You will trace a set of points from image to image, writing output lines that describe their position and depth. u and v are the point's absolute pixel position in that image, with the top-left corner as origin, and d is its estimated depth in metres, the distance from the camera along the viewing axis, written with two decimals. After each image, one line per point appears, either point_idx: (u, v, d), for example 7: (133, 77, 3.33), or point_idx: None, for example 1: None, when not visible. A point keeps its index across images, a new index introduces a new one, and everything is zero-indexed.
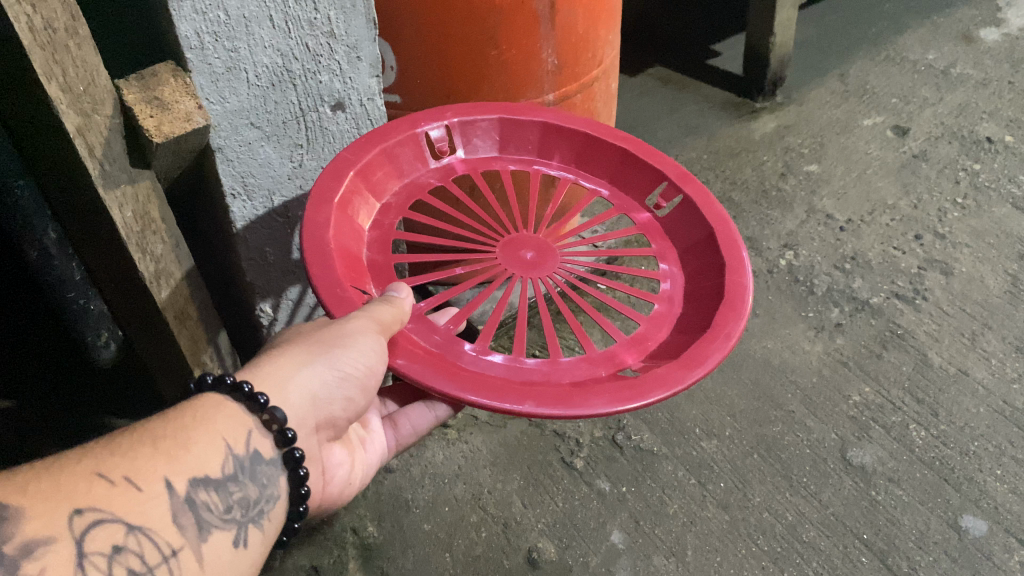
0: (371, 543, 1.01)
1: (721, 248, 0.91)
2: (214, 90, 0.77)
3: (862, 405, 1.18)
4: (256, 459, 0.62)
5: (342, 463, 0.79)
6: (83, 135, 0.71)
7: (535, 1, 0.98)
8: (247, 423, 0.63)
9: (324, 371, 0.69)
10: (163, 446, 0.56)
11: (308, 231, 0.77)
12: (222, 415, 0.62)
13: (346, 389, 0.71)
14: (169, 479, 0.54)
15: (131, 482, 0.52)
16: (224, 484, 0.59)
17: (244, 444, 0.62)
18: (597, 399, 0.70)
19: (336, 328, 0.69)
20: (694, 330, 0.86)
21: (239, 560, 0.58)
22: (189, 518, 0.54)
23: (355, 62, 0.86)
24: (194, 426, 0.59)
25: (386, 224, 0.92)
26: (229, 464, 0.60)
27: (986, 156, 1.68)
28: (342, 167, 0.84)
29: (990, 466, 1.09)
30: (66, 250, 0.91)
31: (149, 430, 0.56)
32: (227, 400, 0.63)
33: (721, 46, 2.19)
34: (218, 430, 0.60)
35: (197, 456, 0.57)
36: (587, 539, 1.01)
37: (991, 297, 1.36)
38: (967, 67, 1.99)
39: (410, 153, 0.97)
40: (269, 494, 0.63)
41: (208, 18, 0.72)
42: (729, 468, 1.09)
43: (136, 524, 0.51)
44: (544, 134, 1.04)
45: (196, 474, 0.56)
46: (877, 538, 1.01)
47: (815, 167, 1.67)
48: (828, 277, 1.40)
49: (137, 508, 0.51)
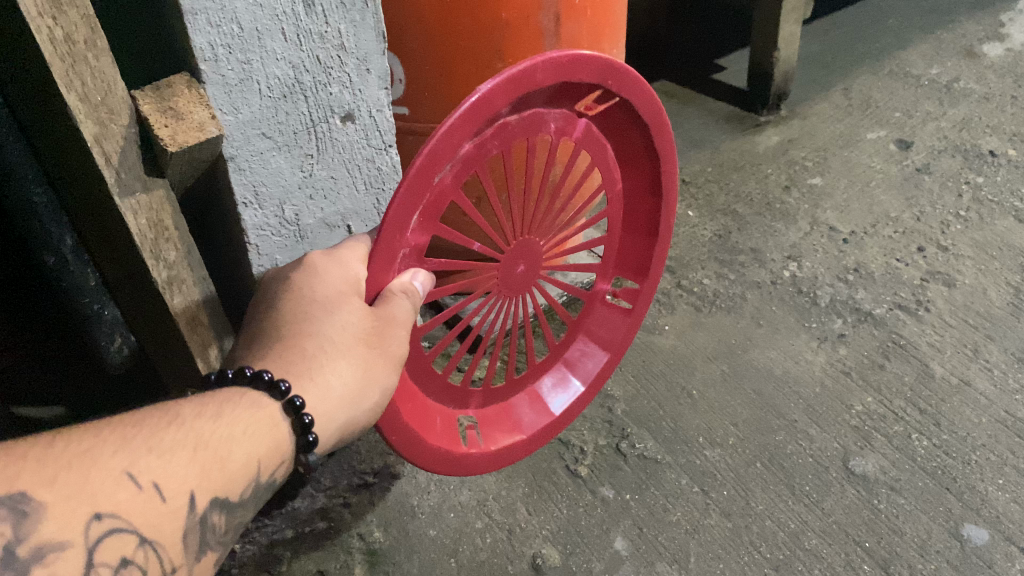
0: (377, 548, 1.02)
1: (593, 381, 1.10)
2: (227, 101, 0.79)
3: (865, 415, 1.19)
4: (268, 486, 0.64)
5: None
6: (100, 144, 0.73)
7: (539, 17, 1.00)
8: (284, 453, 0.65)
9: (365, 405, 0.71)
10: (202, 456, 0.57)
11: (440, 135, 0.71)
12: (269, 436, 0.64)
13: (352, 437, 0.73)
14: (194, 493, 0.55)
15: (157, 491, 0.53)
16: (234, 507, 0.60)
17: (268, 472, 0.64)
18: (428, 459, 0.91)
19: (385, 376, 0.73)
20: (529, 413, 1.07)
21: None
22: (193, 537, 0.56)
23: (365, 75, 0.88)
24: (237, 441, 0.61)
25: (484, 149, 0.81)
26: (247, 491, 0.61)
27: (988, 170, 1.69)
28: (507, 94, 0.75)
29: (992, 476, 1.10)
30: (81, 257, 0.94)
31: (198, 434, 0.58)
32: (282, 418, 0.65)
33: (726, 61, 2.21)
34: (256, 453, 0.62)
35: (228, 475, 0.59)
36: (591, 546, 1.02)
37: (993, 309, 1.36)
38: (969, 82, 2.00)
39: (567, 90, 0.86)
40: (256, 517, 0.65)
41: (221, 31, 0.75)
42: (731, 477, 1.10)
43: (147, 538, 0.52)
44: (646, 161, 0.99)
45: (218, 494, 0.58)
46: (879, 546, 1.02)
47: (818, 180, 1.69)
48: (831, 288, 1.42)
49: (155, 520, 0.53)
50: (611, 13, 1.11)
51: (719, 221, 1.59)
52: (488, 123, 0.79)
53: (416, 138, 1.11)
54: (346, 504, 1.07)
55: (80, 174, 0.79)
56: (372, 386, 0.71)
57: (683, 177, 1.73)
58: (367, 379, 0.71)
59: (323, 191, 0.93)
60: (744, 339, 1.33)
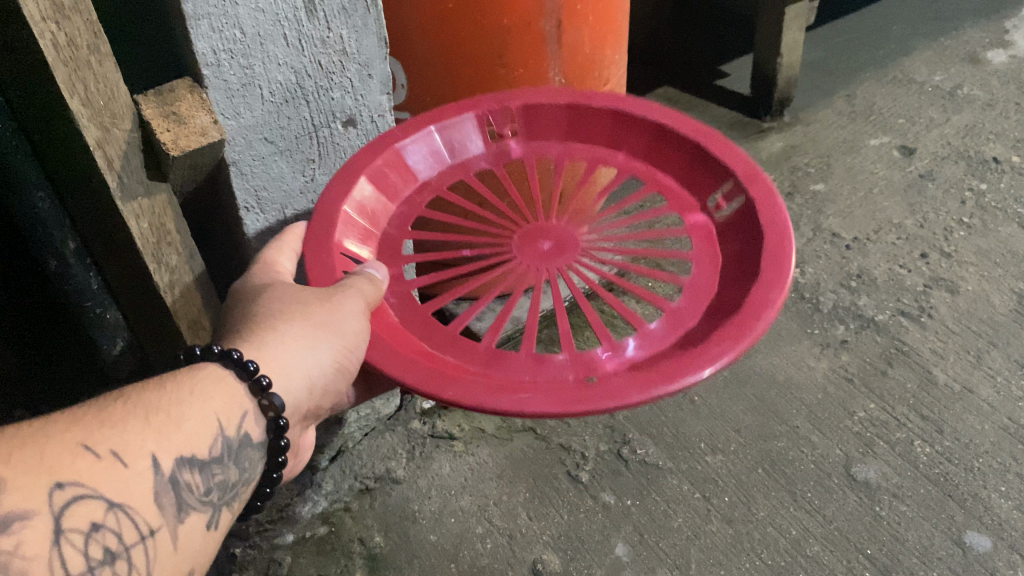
0: (377, 553, 1.02)
1: (749, 265, 0.87)
2: (229, 106, 0.79)
3: (867, 421, 1.19)
4: (242, 439, 0.65)
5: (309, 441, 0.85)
6: (102, 148, 0.74)
7: (542, 23, 1.00)
8: (243, 403, 0.65)
9: (322, 352, 0.71)
10: (155, 420, 0.58)
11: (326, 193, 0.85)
12: (221, 392, 0.64)
13: (331, 381, 0.73)
14: (156, 456, 0.56)
15: (115, 457, 0.54)
16: (209, 465, 0.61)
17: (235, 427, 0.64)
18: (538, 400, 0.70)
19: (339, 311, 0.72)
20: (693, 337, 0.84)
21: (211, 540, 0.61)
22: (169, 497, 0.57)
23: (366, 80, 0.89)
24: (191, 401, 0.61)
25: (416, 203, 0.97)
26: (217, 446, 0.62)
27: (992, 176, 1.69)
28: (382, 143, 0.92)
29: (995, 483, 1.10)
30: (84, 260, 0.94)
31: (144, 403, 0.58)
32: (229, 374, 0.65)
33: (729, 67, 2.21)
34: (213, 408, 0.62)
35: (187, 433, 0.59)
36: (591, 551, 1.02)
37: (997, 316, 1.36)
38: (973, 88, 2.00)
39: (464, 135, 1.01)
40: (247, 478, 0.65)
41: (224, 36, 0.75)
42: (733, 482, 1.10)
43: (116, 502, 0.53)
44: (607, 122, 1.04)
45: (183, 453, 0.58)
46: (881, 553, 1.01)
47: (822, 186, 1.69)
48: (834, 294, 1.41)
49: (121, 484, 0.53)
50: (614, 20, 1.12)
51: None
52: (405, 182, 0.97)
53: None
54: (347, 509, 1.08)
55: (83, 179, 0.79)
56: (324, 325, 0.71)
57: None
58: (315, 322, 0.71)
59: None
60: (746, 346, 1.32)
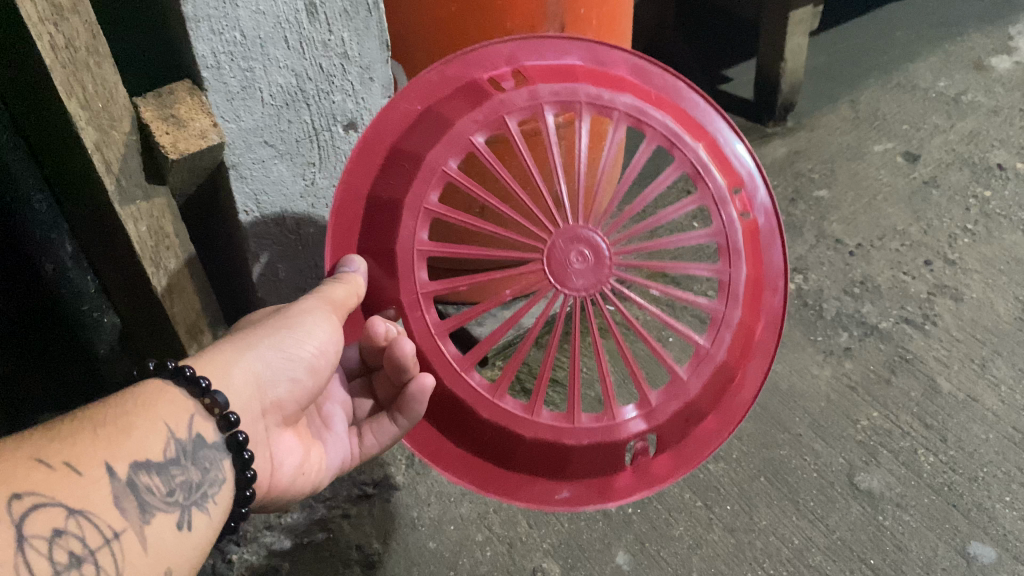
0: (375, 560, 1.01)
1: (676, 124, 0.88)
2: (229, 109, 0.79)
3: (870, 429, 1.18)
4: (197, 442, 0.66)
5: (291, 450, 0.79)
6: (100, 151, 0.73)
7: (545, 26, 1.00)
8: (188, 408, 0.66)
9: (270, 353, 0.73)
10: (104, 431, 0.60)
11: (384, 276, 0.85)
12: (165, 400, 0.65)
13: (297, 370, 0.74)
14: (109, 463, 0.58)
15: (71, 467, 0.56)
16: (165, 468, 0.62)
17: (186, 429, 0.65)
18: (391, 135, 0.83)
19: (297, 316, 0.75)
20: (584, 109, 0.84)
21: (184, 541, 0.62)
22: (130, 501, 0.58)
23: (369, 84, 0.87)
24: (136, 409, 0.63)
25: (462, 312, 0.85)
26: (171, 449, 0.63)
27: (996, 183, 1.68)
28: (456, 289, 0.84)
29: (999, 493, 1.09)
30: (81, 263, 0.95)
31: (90, 418, 0.60)
32: (167, 386, 0.66)
33: (732, 72, 2.21)
34: (160, 414, 0.64)
35: (137, 439, 0.61)
36: (592, 560, 1.01)
37: (1002, 324, 1.35)
38: (977, 95, 1.99)
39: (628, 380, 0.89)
40: (212, 478, 0.66)
41: (223, 38, 0.74)
42: (735, 491, 1.09)
43: (77, 509, 0.55)
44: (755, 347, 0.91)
45: (137, 458, 0.60)
46: (884, 564, 1.00)
47: (825, 193, 1.68)
48: (837, 301, 1.40)
49: (76, 491, 0.55)
50: (618, 24, 1.12)
51: None
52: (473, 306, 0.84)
53: None
54: (346, 515, 1.06)
55: (83, 185, 0.79)
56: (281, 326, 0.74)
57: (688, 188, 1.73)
58: (268, 327, 0.74)
59: (326, 200, 0.92)
60: None
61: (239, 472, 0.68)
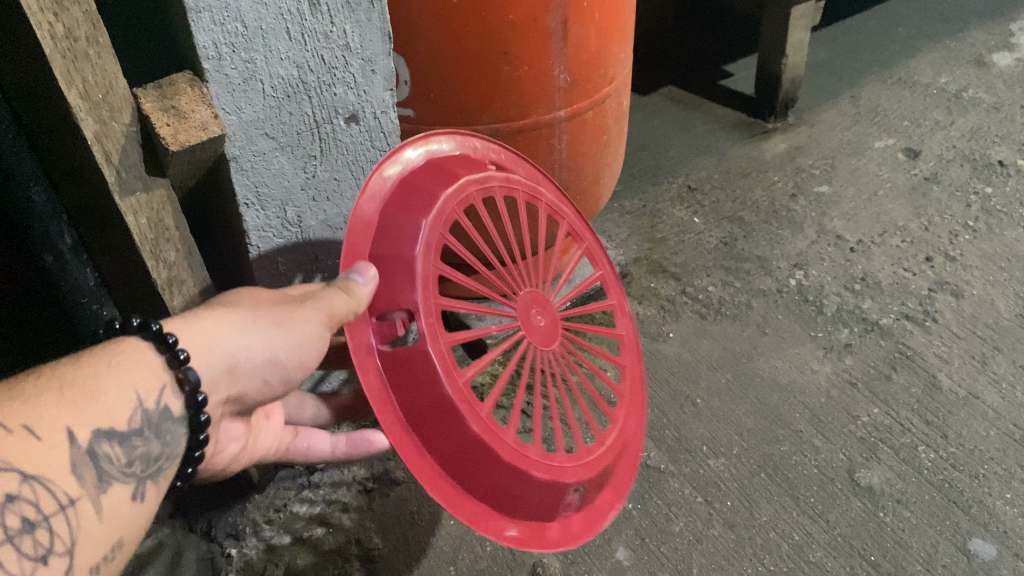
0: (375, 555, 1.01)
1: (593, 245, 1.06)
2: (230, 101, 0.78)
3: (871, 426, 1.18)
4: (161, 413, 0.65)
5: (234, 437, 0.81)
6: (100, 142, 0.72)
7: (547, 19, 0.99)
8: (161, 378, 0.65)
9: (257, 345, 0.71)
10: (69, 394, 0.58)
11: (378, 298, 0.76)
12: (139, 367, 0.64)
13: (270, 373, 0.73)
14: (71, 430, 0.57)
15: (30, 431, 0.54)
16: (127, 438, 0.61)
17: (155, 398, 0.64)
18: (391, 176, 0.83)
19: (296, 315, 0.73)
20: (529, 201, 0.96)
21: (135, 512, 0.62)
22: (87, 469, 0.58)
23: (370, 75, 0.87)
24: (104, 374, 0.61)
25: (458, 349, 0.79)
26: (136, 418, 0.62)
27: (997, 179, 1.68)
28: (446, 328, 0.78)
29: (999, 490, 1.08)
30: (81, 255, 0.94)
31: (58, 378, 0.58)
32: (148, 349, 0.65)
33: (733, 67, 2.20)
34: (131, 382, 0.63)
35: (103, 407, 0.60)
36: (592, 555, 1.01)
37: (1002, 321, 1.35)
38: (978, 91, 1.99)
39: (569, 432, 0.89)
40: (168, 451, 0.66)
41: (225, 29, 0.74)
42: (735, 487, 1.09)
43: (32, 474, 0.54)
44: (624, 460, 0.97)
45: (101, 426, 0.59)
46: (885, 560, 1.00)
47: (825, 188, 1.68)
48: (838, 296, 1.40)
49: (35, 457, 0.54)
50: (621, 17, 1.11)
51: (725, 229, 1.58)
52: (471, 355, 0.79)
53: None
54: (345, 509, 1.06)
55: (83, 176, 0.78)
56: (276, 320, 0.72)
57: (688, 184, 1.72)
58: (268, 316, 0.72)
59: (326, 193, 0.92)
60: (749, 348, 1.31)
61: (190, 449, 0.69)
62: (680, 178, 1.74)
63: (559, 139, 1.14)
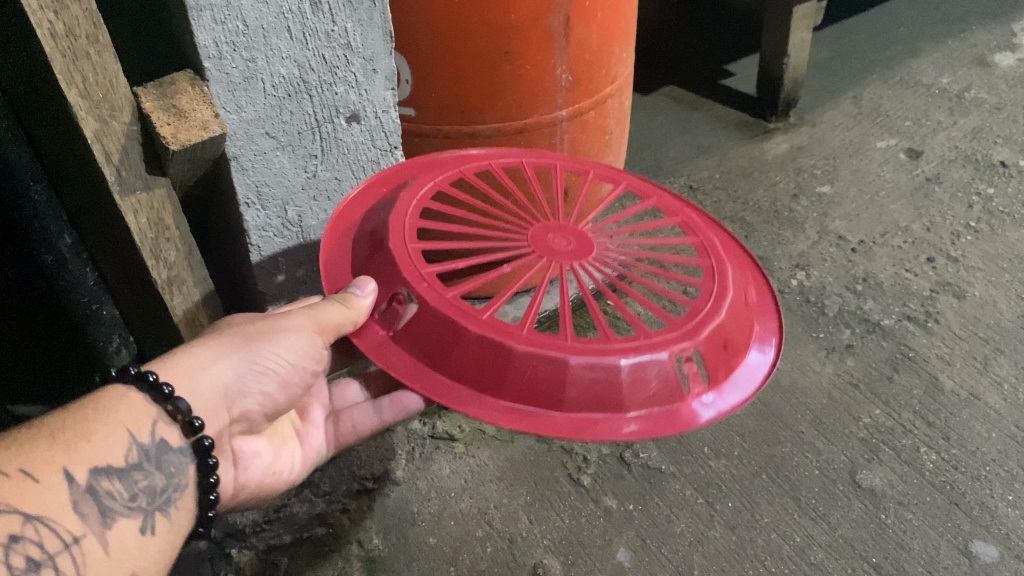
0: (375, 556, 1.00)
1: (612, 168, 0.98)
2: (231, 100, 0.78)
3: (873, 427, 1.17)
4: (160, 447, 0.65)
5: (256, 452, 0.79)
6: (100, 141, 0.72)
7: (549, 18, 0.99)
8: (150, 412, 0.65)
9: (241, 364, 0.71)
10: (62, 437, 0.58)
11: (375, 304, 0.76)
12: (127, 405, 0.64)
13: (268, 382, 0.73)
14: (68, 470, 0.57)
15: (27, 474, 0.54)
16: (126, 472, 0.62)
17: (149, 433, 0.64)
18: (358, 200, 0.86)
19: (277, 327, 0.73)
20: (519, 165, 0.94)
21: (146, 545, 0.62)
22: (90, 506, 0.57)
23: (371, 75, 0.87)
24: (94, 416, 0.62)
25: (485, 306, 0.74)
26: (133, 454, 0.63)
27: (999, 180, 1.68)
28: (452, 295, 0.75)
29: (1001, 492, 1.08)
30: (81, 255, 0.91)
31: (49, 424, 0.59)
32: (130, 389, 0.65)
33: (734, 67, 2.20)
34: (121, 420, 0.63)
35: (98, 446, 0.60)
36: (593, 556, 1.00)
37: (1004, 322, 1.35)
38: (980, 92, 1.99)
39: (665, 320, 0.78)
40: (176, 482, 0.66)
41: (226, 27, 0.73)
42: (736, 489, 1.08)
43: (34, 514, 0.54)
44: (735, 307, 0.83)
45: (97, 464, 0.59)
46: (887, 562, 1.00)
47: (827, 189, 1.67)
48: (839, 297, 1.40)
49: (34, 498, 0.54)
50: (622, 17, 1.11)
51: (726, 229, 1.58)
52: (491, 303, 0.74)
53: (422, 139, 1.09)
54: (345, 509, 1.05)
55: (83, 175, 0.78)
56: (257, 336, 0.72)
57: (689, 184, 1.72)
58: (246, 334, 0.72)
59: (327, 192, 0.92)
60: None
61: (203, 477, 0.68)
62: (681, 178, 1.73)
63: (561, 139, 1.14)
